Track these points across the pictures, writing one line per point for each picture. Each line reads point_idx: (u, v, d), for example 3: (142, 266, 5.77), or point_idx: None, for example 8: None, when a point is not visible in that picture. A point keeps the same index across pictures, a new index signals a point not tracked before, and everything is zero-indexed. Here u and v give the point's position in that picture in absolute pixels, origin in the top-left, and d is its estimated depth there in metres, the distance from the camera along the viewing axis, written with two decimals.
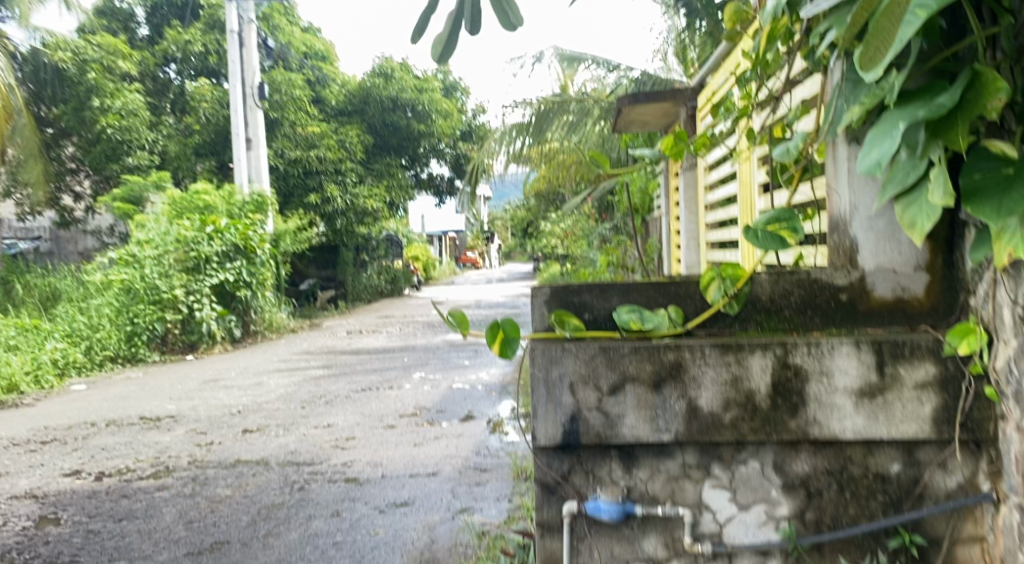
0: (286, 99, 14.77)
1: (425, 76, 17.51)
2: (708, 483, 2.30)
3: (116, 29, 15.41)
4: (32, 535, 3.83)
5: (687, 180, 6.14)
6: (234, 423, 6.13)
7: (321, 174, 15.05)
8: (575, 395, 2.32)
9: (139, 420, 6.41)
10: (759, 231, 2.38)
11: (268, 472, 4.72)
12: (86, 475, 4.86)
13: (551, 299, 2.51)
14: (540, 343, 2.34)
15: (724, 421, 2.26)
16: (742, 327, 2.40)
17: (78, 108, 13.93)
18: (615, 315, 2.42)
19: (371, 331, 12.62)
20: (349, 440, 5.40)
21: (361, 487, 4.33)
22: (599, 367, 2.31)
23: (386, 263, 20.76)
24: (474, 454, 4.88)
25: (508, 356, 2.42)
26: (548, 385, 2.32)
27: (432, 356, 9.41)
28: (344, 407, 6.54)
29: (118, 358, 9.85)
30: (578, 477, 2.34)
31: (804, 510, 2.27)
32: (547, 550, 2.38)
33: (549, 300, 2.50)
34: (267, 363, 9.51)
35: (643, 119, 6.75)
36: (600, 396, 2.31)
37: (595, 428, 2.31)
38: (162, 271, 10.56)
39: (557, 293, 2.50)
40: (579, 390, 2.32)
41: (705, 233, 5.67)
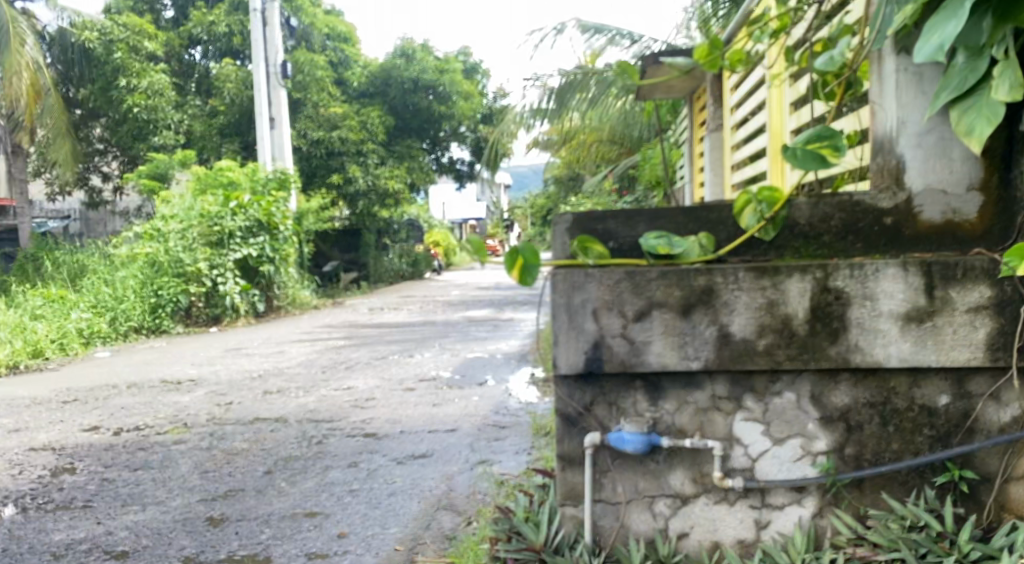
0: (309, 80, 14.71)
1: (446, 57, 17.22)
2: (740, 415, 2.17)
3: (141, 10, 15.38)
4: (46, 482, 3.78)
5: (713, 142, 5.91)
6: (254, 386, 6.07)
7: (343, 155, 14.95)
8: (598, 321, 2.18)
9: (159, 383, 6.37)
10: (796, 150, 2.23)
11: (286, 428, 4.65)
12: (104, 430, 4.81)
13: (573, 225, 2.35)
14: (562, 269, 2.20)
15: (758, 348, 2.11)
16: (778, 254, 2.25)
17: (105, 87, 14.05)
18: (641, 240, 2.26)
19: (393, 309, 12.51)
20: (368, 400, 5.32)
21: (379, 441, 4.24)
22: (624, 293, 2.16)
23: (408, 246, 20.65)
24: (495, 413, 4.78)
25: (528, 284, 2.30)
26: (570, 311, 2.18)
27: (454, 330, 9.31)
28: (364, 373, 6.47)
29: (141, 329, 9.83)
30: (601, 409, 2.23)
31: (843, 444, 2.13)
32: (568, 484, 2.27)
33: (571, 227, 2.35)
34: (290, 336, 9.46)
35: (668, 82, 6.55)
36: (625, 322, 2.17)
37: (620, 355, 2.17)
38: (186, 244, 10.54)
39: (579, 219, 2.35)
40: (603, 316, 2.17)
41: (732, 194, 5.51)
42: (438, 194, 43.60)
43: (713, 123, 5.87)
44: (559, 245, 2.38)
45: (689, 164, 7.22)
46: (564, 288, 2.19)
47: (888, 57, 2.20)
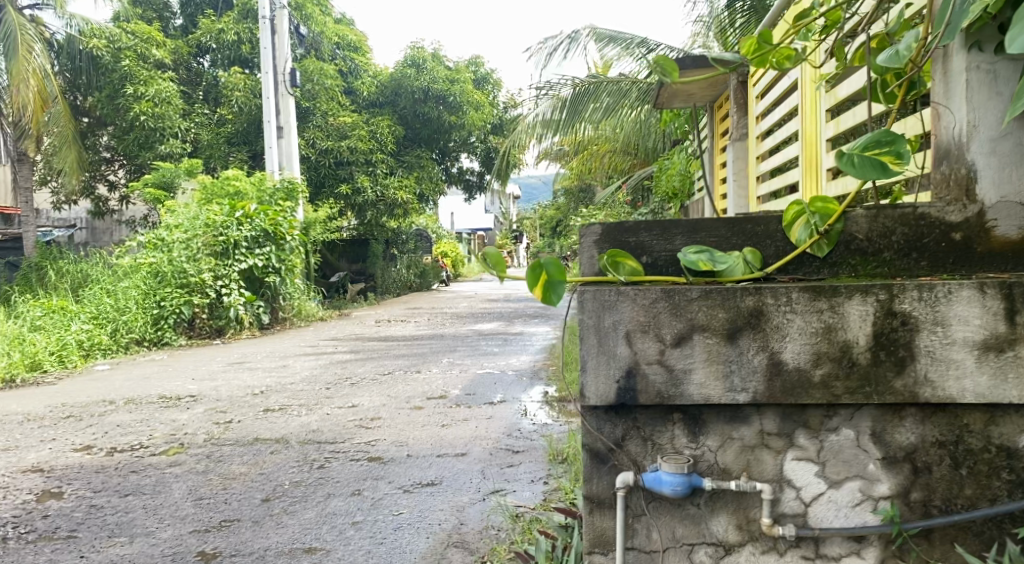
0: (318, 89, 14.64)
1: (457, 67, 17.01)
2: (791, 454, 1.93)
3: (151, 18, 15.26)
4: (30, 509, 3.55)
5: (736, 152, 5.73)
6: (256, 402, 5.84)
7: (352, 165, 14.78)
8: (632, 346, 1.94)
9: (158, 399, 6.14)
10: (854, 156, 2.02)
11: (287, 450, 4.42)
12: (97, 450, 4.58)
13: (602, 237, 2.12)
14: (591, 287, 1.97)
15: (813, 379, 1.87)
16: (832, 273, 2.03)
17: (112, 95, 13.89)
18: (680, 255, 2.04)
19: (400, 321, 12.29)
20: (374, 420, 5.08)
21: (385, 465, 4.00)
22: (661, 315, 1.93)
23: (416, 257, 20.46)
24: (506, 436, 4.53)
25: (551, 302, 2.07)
26: (600, 334, 1.95)
27: (463, 344, 9.07)
28: (369, 389, 6.23)
29: (144, 341, 9.61)
30: (634, 445, 1.99)
31: (908, 489, 1.89)
32: (597, 528, 2.04)
33: (600, 240, 2.12)
34: (294, 348, 9.24)
35: (688, 91, 6.39)
36: (662, 348, 1.93)
37: (656, 386, 1.93)
38: (191, 255, 10.34)
39: (610, 231, 2.11)
40: (638, 341, 1.94)
41: (755, 206, 5.34)
42: (445, 204, 43.39)
43: (735, 133, 5.71)
44: (586, 260, 2.15)
45: (708, 176, 7.02)
46: (594, 309, 1.95)
47: (955, 54, 1.99)
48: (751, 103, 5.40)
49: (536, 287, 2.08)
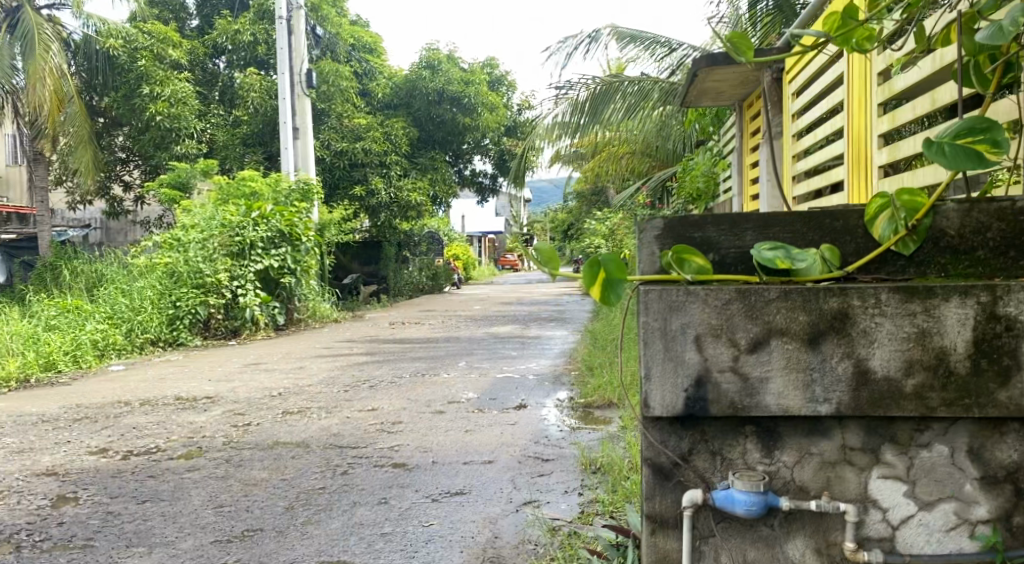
0: (335, 90, 14.45)
1: (471, 68, 16.81)
2: (877, 472, 1.76)
3: (167, 19, 15.19)
4: (45, 515, 3.40)
5: (770, 150, 5.53)
6: (273, 405, 5.68)
7: (366, 166, 14.64)
8: (702, 351, 1.77)
9: (174, 401, 5.99)
10: (944, 144, 1.85)
11: (308, 455, 4.25)
12: (112, 453, 4.43)
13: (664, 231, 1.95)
14: (656, 286, 1.80)
15: (905, 390, 1.70)
16: (918, 273, 1.85)
17: (130, 95, 13.65)
18: (753, 252, 1.87)
19: (414, 323, 12.13)
20: (396, 424, 4.90)
21: (410, 472, 3.83)
22: (735, 317, 1.76)
23: (428, 259, 20.31)
24: (533, 443, 4.33)
25: (610, 301, 1.92)
26: (667, 337, 1.78)
27: (481, 347, 8.90)
28: (389, 393, 6.06)
29: (159, 341, 9.44)
30: (701, 459, 1.83)
31: (1008, 511, 1.73)
32: (659, 549, 1.88)
33: (662, 235, 1.95)
34: (310, 350, 9.10)
35: (717, 88, 6.16)
36: (735, 353, 1.76)
37: (729, 395, 1.76)
38: (206, 255, 10.21)
39: (672, 225, 1.94)
40: (709, 345, 1.77)
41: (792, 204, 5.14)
42: (457, 207, 43.27)
43: (769, 130, 5.52)
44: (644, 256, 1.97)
45: (737, 178, 6.78)
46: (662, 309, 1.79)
47: None
48: (787, 101, 5.22)
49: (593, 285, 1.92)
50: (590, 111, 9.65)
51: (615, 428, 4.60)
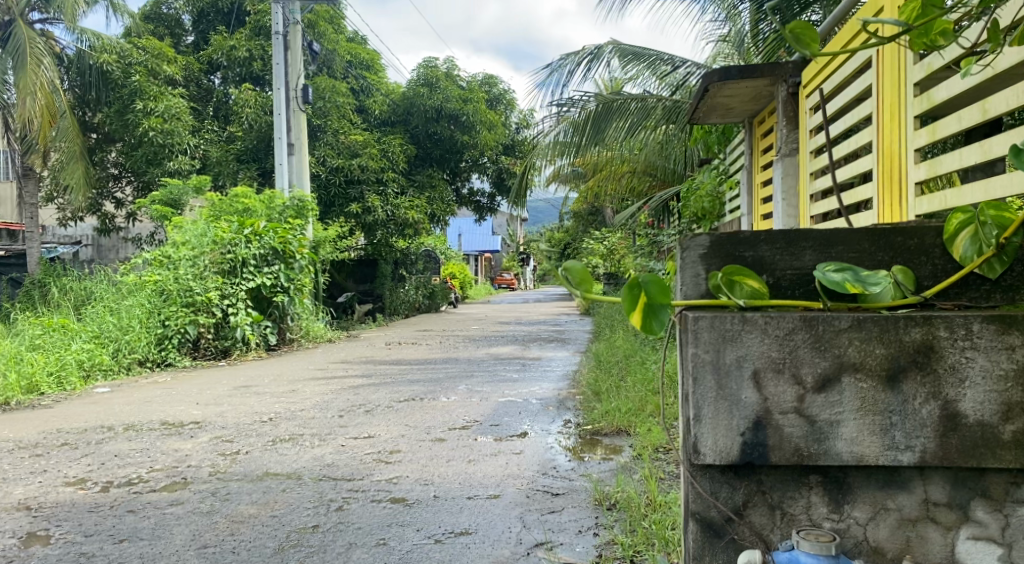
0: (330, 106, 14.44)
1: (470, 85, 16.59)
2: (966, 530, 1.82)
3: (162, 34, 15.00)
4: (11, 557, 3.11)
5: (784, 168, 5.27)
6: (263, 432, 5.40)
7: (364, 184, 14.42)
8: (762, 390, 1.81)
9: (160, 426, 5.71)
10: None
11: (300, 488, 3.98)
12: (90, 485, 4.14)
13: (711, 249, 1.92)
14: (705, 312, 1.84)
15: (1003, 437, 1.76)
16: (1003, 299, 1.83)
17: (122, 111, 13.52)
18: (818, 273, 1.84)
19: (410, 343, 11.88)
20: (394, 453, 4.65)
21: (411, 509, 3.58)
22: (801, 352, 1.80)
23: (425, 278, 20.04)
24: (541, 475, 4.08)
25: (652, 328, 1.88)
26: (719, 372, 1.82)
27: (481, 369, 8.64)
28: (385, 418, 5.80)
29: (146, 361, 9.21)
30: (757, 513, 1.87)
31: None
32: None
33: (708, 254, 1.91)
34: (302, 372, 8.81)
35: (727, 103, 5.96)
36: (801, 392, 1.80)
37: (796, 438, 1.81)
38: (197, 272, 9.96)
39: (720, 241, 1.91)
40: (772, 385, 1.81)
41: (808, 222, 4.90)
42: (454, 225, 43.03)
43: (783, 147, 5.27)
44: (687, 276, 1.94)
45: (746, 198, 6.53)
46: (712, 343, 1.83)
47: None
48: (802, 115, 4.97)
49: (634, 311, 1.90)
50: (592, 129, 9.43)
51: (625, 459, 4.36)
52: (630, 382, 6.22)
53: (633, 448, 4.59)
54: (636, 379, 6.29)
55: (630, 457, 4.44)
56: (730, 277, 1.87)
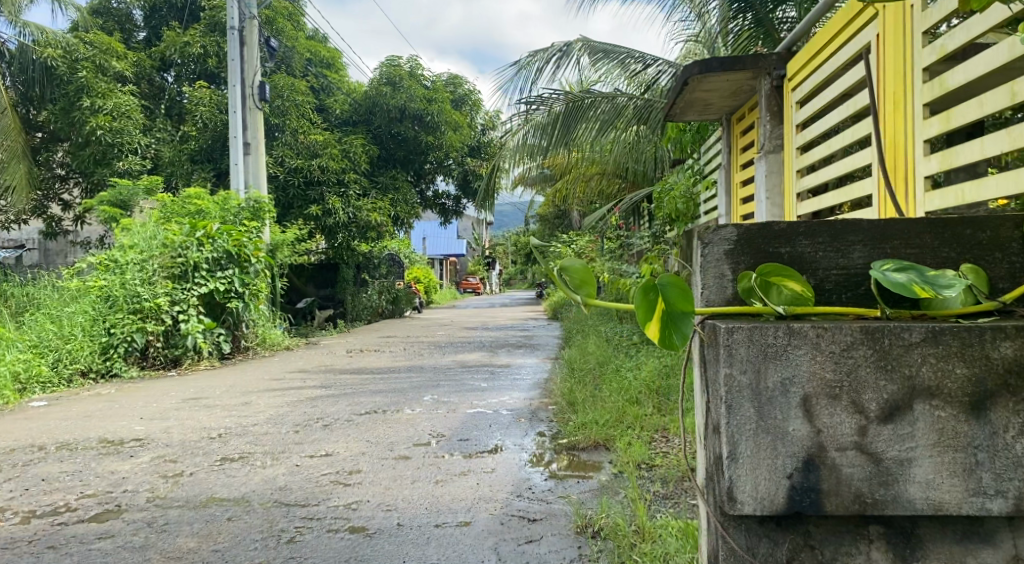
0: (288, 105, 13.89)
1: (434, 85, 16.20)
2: None
3: (111, 29, 14.38)
4: None
5: (768, 166, 5.02)
6: (212, 449, 5.00)
7: (323, 185, 13.96)
8: (830, 416, 1.99)
9: (99, 444, 5.27)
10: None
11: (247, 515, 3.61)
12: (12, 515, 3.72)
13: (738, 244, 2.10)
14: (745, 325, 2.00)
15: None
16: None
17: (67, 109, 12.84)
18: (879, 271, 2.01)
19: (373, 350, 11.46)
20: (355, 472, 4.29)
21: (371, 540, 3.23)
22: (866, 379, 1.98)
23: (388, 282, 19.57)
24: (516, 497, 3.75)
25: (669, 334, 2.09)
26: (762, 398, 2.00)
27: (447, 377, 8.30)
28: (345, 433, 5.43)
29: (90, 372, 8.70)
30: (809, 550, 2.04)
31: None
32: None
33: (735, 249, 2.10)
34: (257, 382, 8.37)
35: (705, 99, 5.70)
36: (866, 422, 1.99)
37: (867, 471, 1.99)
38: (144, 278, 9.43)
39: (744, 237, 2.10)
40: (842, 415, 1.99)
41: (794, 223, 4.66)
42: (416, 229, 42.49)
43: (767, 144, 5.03)
44: (711, 274, 2.12)
45: (723, 199, 6.29)
46: (754, 371, 2.00)
47: None
48: (789, 110, 4.74)
49: (652, 315, 2.09)
50: (561, 127, 9.17)
51: (605, 477, 4.06)
52: (605, 393, 5.93)
53: (612, 464, 4.30)
54: (609, 389, 6.00)
55: (609, 474, 4.14)
56: (766, 278, 2.04)
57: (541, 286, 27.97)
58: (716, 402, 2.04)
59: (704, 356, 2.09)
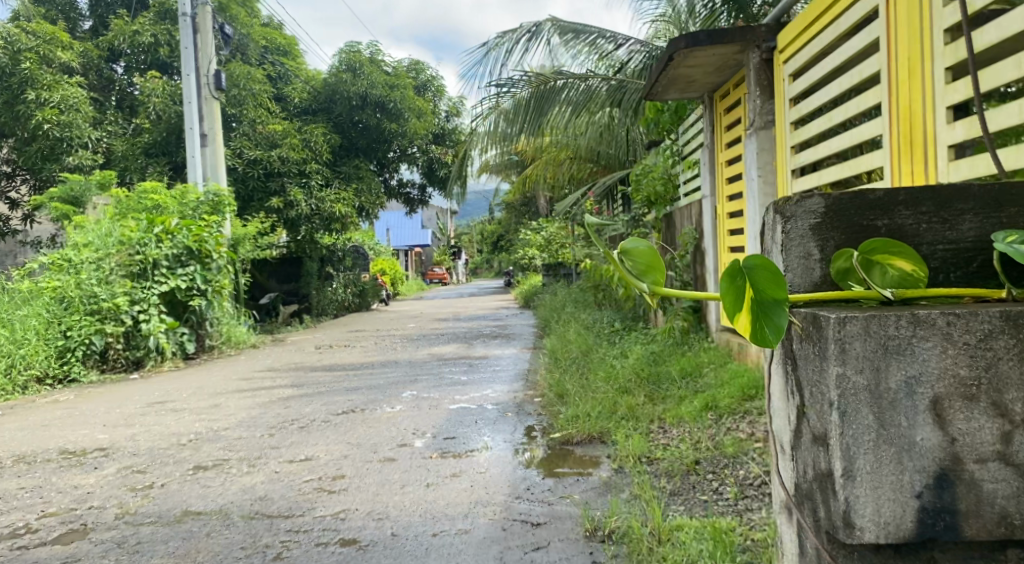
0: (245, 94, 13.38)
1: (395, 71, 15.82)
2: None
3: (55, 19, 13.76)
4: None
5: (759, 144, 4.85)
6: (183, 457, 4.72)
7: (284, 176, 13.56)
8: (963, 419, 1.80)
9: (59, 455, 4.95)
10: None
11: (228, 530, 3.36)
12: None
13: (825, 218, 1.97)
14: (858, 315, 1.80)
15: None
16: None
17: (12, 102, 12.26)
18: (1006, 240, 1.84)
19: (343, 345, 11.17)
20: (338, 479, 4.03)
21: (365, 553, 3.01)
22: (1001, 376, 1.78)
23: (353, 274, 19.21)
24: (515, 499, 3.54)
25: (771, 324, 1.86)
26: (885, 399, 1.80)
27: (423, 371, 8.05)
28: (324, 434, 5.17)
29: (46, 378, 8.30)
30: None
31: None
32: None
33: (821, 222, 1.97)
34: (224, 382, 8.04)
35: (689, 76, 5.52)
36: (1005, 426, 1.79)
37: (1006, 479, 1.80)
38: (102, 277, 9.02)
39: (830, 211, 1.97)
40: (977, 417, 1.79)
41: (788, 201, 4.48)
42: (379, 220, 41.99)
43: (757, 120, 4.85)
44: (795, 253, 1.97)
45: (706, 179, 6.11)
46: (873, 370, 1.80)
47: None
48: (780, 84, 4.56)
49: (742, 304, 1.88)
50: (533, 110, 8.93)
51: (605, 473, 3.86)
52: (594, 383, 5.74)
53: (610, 460, 4.10)
54: (597, 378, 5.80)
55: (608, 471, 3.92)
56: (867, 256, 1.89)
57: (509, 274, 27.76)
58: (825, 405, 1.85)
59: (807, 348, 1.89)
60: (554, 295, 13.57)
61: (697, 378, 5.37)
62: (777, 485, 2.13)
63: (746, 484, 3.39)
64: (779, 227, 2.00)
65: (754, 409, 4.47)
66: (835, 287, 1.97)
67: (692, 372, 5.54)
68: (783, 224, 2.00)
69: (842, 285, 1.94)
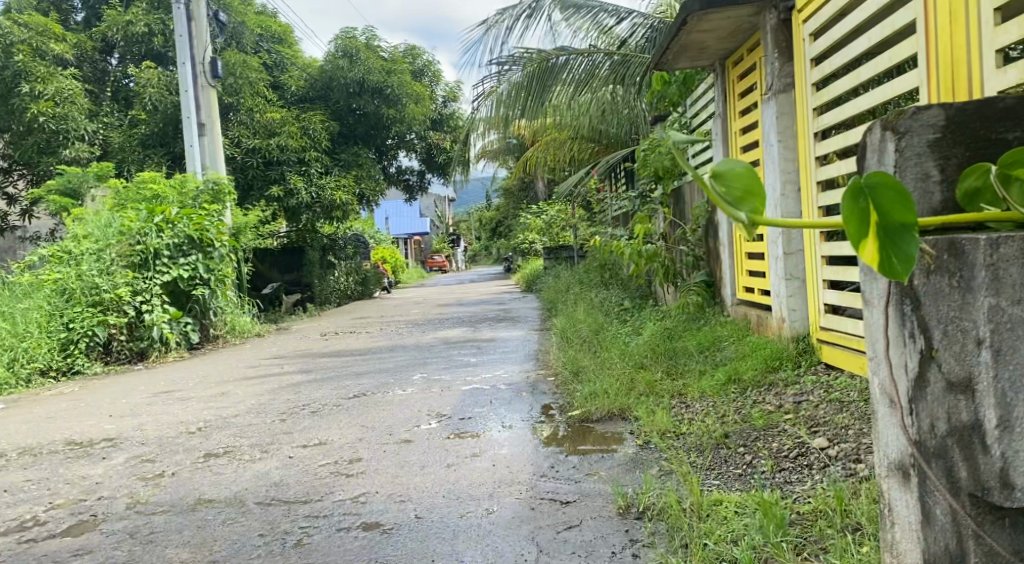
0: (242, 82, 13.18)
1: (392, 56, 15.63)
2: None
3: (46, 10, 13.54)
4: None
5: (779, 108, 4.62)
6: (192, 445, 4.59)
7: (284, 165, 13.39)
8: None
9: (66, 447, 4.82)
10: None
11: (244, 517, 3.24)
12: None
13: (945, 132, 1.95)
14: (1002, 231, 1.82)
15: None
16: None
17: (6, 95, 12.06)
18: None
19: (349, 332, 11.04)
20: (356, 461, 3.92)
21: (389, 537, 2.89)
22: None
23: (355, 263, 19.06)
24: (540, 478, 3.40)
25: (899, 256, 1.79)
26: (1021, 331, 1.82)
27: (432, 354, 7.91)
28: (337, 418, 5.05)
29: (50, 371, 8.18)
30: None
31: None
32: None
33: (942, 139, 1.95)
34: (231, 370, 7.92)
35: (702, 43, 5.37)
36: None
37: None
38: (103, 267, 8.88)
39: (949, 124, 1.95)
40: None
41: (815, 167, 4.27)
42: (378, 210, 41.83)
43: (775, 83, 4.64)
44: (911, 173, 1.96)
45: (720, 150, 5.93)
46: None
47: None
48: (800, 45, 4.38)
49: (869, 231, 1.81)
50: (536, 87, 8.78)
51: (631, 450, 3.71)
52: (609, 361, 5.56)
53: (635, 437, 3.95)
54: (613, 356, 5.64)
55: (634, 447, 3.78)
56: (1005, 171, 1.84)
57: (509, 260, 27.61)
58: (970, 346, 1.85)
59: (931, 282, 1.90)
60: (559, 277, 13.43)
61: (716, 353, 5.18)
62: (881, 464, 2.12)
63: (781, 456, 3.22)
64: (891, 144, 1.99)
65: (780, 381, 4.27)
66: (958, 208, 1.93)
67: (711, 345, 5.33)
68: (896, 141, 1.99)
69: (969, 209, 1.91)
